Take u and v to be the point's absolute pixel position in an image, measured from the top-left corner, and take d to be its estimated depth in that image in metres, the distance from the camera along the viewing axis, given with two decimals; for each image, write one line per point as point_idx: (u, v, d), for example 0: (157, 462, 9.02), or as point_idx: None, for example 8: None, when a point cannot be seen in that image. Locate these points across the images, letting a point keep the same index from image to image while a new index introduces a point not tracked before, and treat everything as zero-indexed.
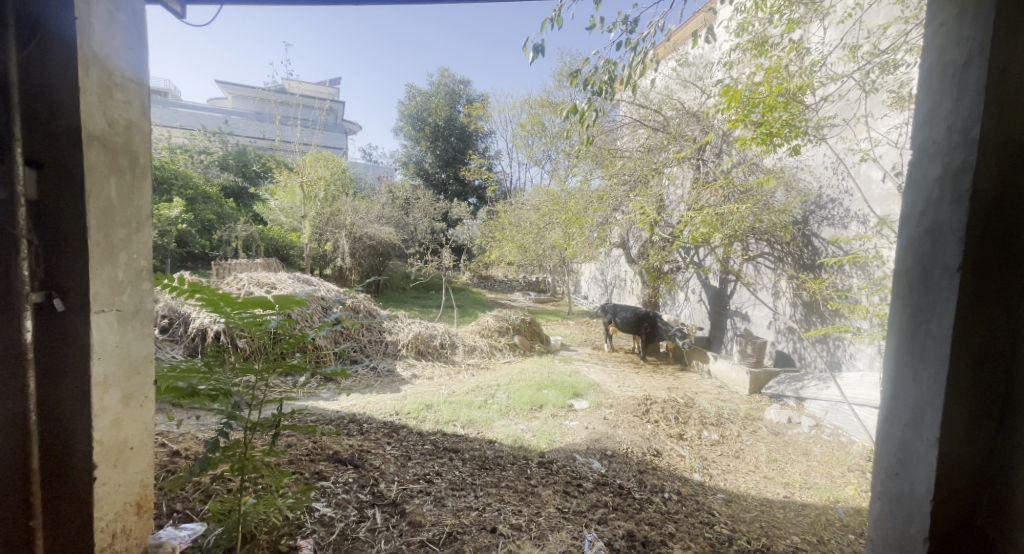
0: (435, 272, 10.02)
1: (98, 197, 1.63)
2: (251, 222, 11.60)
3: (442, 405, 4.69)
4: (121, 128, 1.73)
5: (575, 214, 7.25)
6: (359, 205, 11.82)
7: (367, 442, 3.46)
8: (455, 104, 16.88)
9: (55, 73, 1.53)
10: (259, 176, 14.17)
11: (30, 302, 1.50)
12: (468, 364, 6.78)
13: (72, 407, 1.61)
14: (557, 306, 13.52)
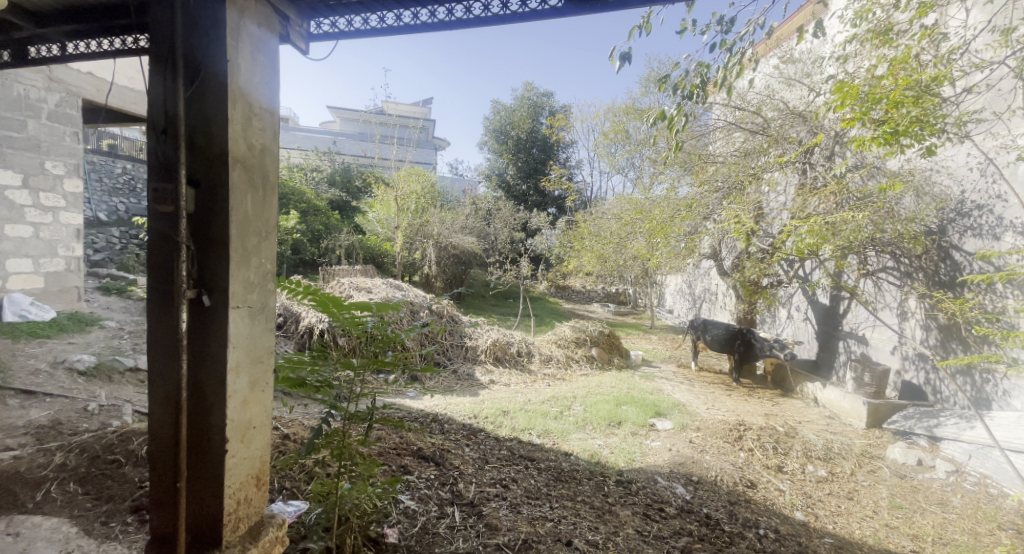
0: (513, 281, 10.12)
1: (238, 210, 1.88)
2: (354, 232, 12.69)
3: (518, 413, 4.74)
4: (258, 151, 2.00)
5: (660, 224, 6.85)
6: (446, 216, 12.40)
7: (448, 441, 3.61)
8: (538, 117, 17.10)
9: (211, 107, 1.84)
10: (362, 191, 15.47)
11: (186, 298, 1.83)
12: (545, 375, 6.76)
13: (213, 388, 1.87)
14: (639, 319, 12.98)
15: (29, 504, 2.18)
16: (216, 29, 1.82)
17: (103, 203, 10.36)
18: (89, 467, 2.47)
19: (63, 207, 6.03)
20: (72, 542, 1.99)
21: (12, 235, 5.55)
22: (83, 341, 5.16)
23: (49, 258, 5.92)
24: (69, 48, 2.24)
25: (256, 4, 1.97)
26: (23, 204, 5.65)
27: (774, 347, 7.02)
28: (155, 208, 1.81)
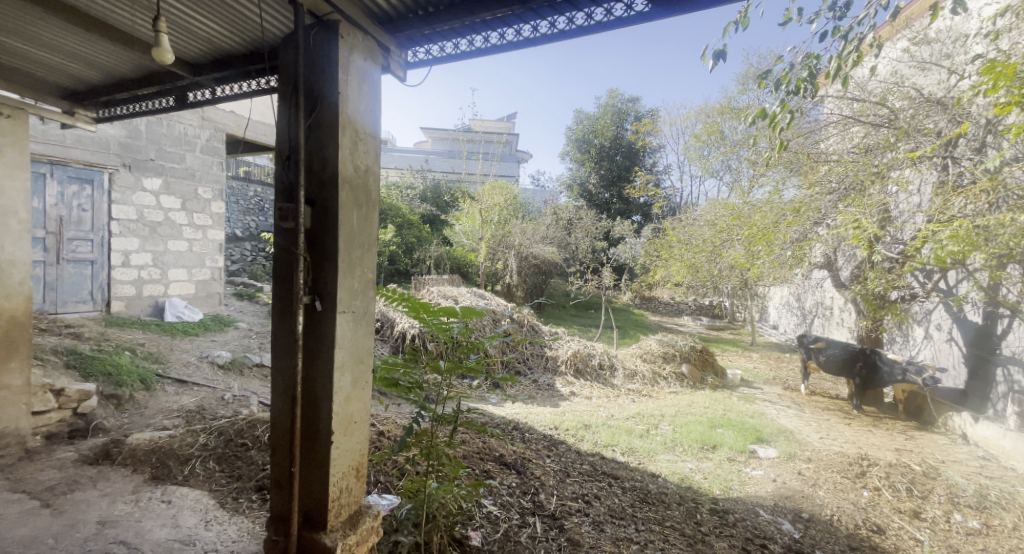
0: (595, 291, 9.82)
1: (345, 225, 2.07)
2: (443, 243, 13.26)
3: (601, 427, 4.61)
4: (363, 171, 2.18)
5: (761, 231, 6.20)
6: (527, 227, 12.46)
7: (529, 450, 3.62)
8: (623, 123, 15.97)
9: (324, 134, 2.05)
10: (451, 205, 15.98)
11: (303, 303, 2.04)
12: (628, 390, 6.51)
13: (322, 385, 2.05)
14: (737, 335, 11.94)
15: (179, 477, 2.61)
16: (329, 66, 2.03)
17: (239, 221, 12.00)
18: (225, 448, 2.88)
19: (210, 226, 7.13)
20: (210, 512, 2.33)
21: (173, 250, 6.69)
22: (221, 339, 6.04)
23: (199, 269, 7.05)
24: (218, 91, 2.62)
25: (364, 39, 2.17)
26: (183, 224, 6.79)
27: (907, 371, 5.98)
28: (280, 225, 2.05)
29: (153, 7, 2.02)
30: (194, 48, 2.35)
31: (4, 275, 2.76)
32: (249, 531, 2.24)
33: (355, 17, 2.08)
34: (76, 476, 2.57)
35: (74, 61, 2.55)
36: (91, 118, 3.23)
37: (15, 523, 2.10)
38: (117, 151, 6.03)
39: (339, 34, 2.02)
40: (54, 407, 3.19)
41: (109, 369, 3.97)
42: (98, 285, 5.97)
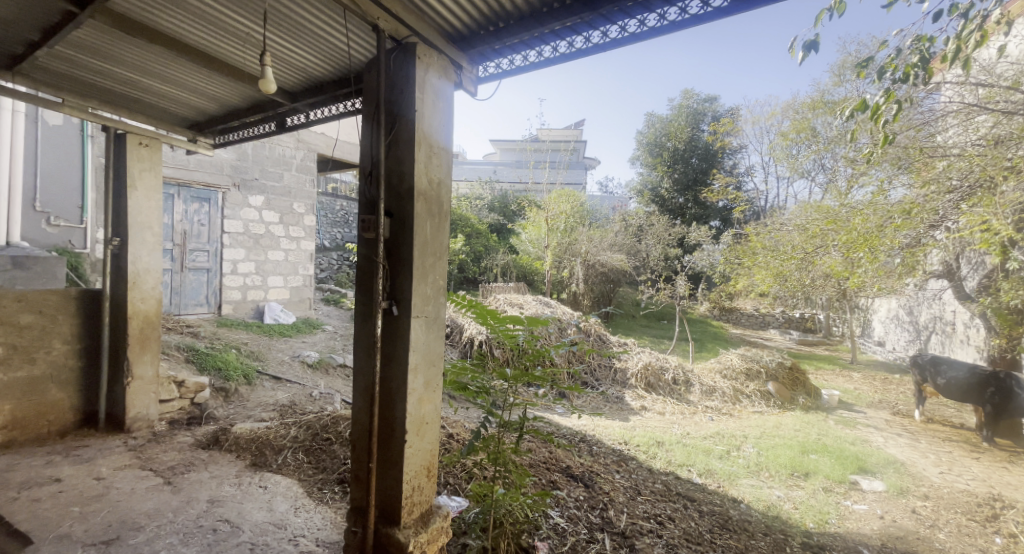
0: (668, 301, 9.19)
1: (419, 235, 2.17)
2: (509, 251, 13.26)
3: (675, 445, 4.36)
4: (437, 183, 2.27)
5: (863, 236, 5.62)
6: (594, 234, 11.89)
7: (598, 464, 3.52)
8: (700, 124, 14.65)
9: (402, 148, 2.16)
10: (517, 214, 15.87)
11: (381, 308, 2.16)
12: (706, 407, 6.13)
13: (397, 385, 2.15)
14: (834, 352, 10.73)
15: (274, 465, 2.87)
16: (408, 86, 2.16)
17: (327, 232, 12.91)
18: (312, 441, 3.12)
19: (303, 237, 7.83)
20: (299, 500, 2.54)
21: (273, 259, 7.43)
22: (310, 340, 6.59)
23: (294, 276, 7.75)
24: (310, 115, 2.88)
25: (437, 58, 2.27)
26: (282, 235, 7.52)
27: None
28: (364, 235, 2.20)
29: (259, 41, 2.28)
30: (291, 77, 2.61)
31: (142, 281, 3.24)
32: (332, 520, 2.41)
33: (432, 38, 2.19)
34: (192, 458, 2.93)
35: (195, 95, 2.92)
36: (208, 144, 3.60)
37: (144, 496, 2.43)
38: (229, 173, 6.83)
39: (416, 56, 2.14)
40: (177, 395, 3.66)
41: (219, 364, 4.50)
42: (212, 290, 6.78)
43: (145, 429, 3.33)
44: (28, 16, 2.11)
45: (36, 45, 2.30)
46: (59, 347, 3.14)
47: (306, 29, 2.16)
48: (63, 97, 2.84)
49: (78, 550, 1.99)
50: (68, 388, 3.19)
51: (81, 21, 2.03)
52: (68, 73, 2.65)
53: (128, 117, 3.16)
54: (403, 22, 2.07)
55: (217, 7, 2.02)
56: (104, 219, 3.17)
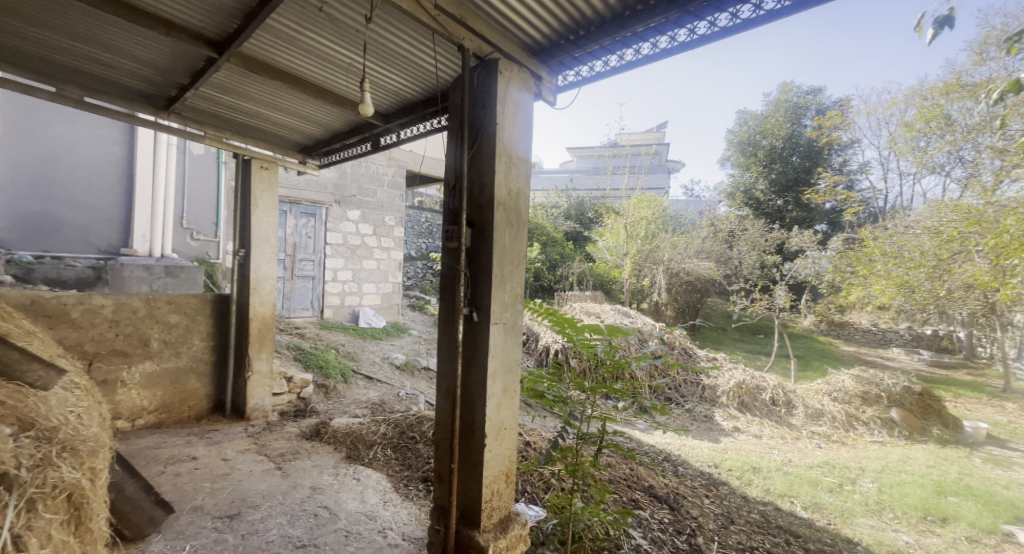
0: (767, 313, 8.25)
1: (498, 244, 2.22)
2: (584, 259, 12.64)
3: (774, 472, 3.96)
4: (515, 193, 2.30)
5: (1018, 240, 4.67)
6: (678, 240, 10.77)
7: (684, 487, 3.30)
8: (801, 120, 13.27)
9: (483, 160, 2.23)
10: (594, 222, 14.87)
11: (462, 314, 2.23)
12: (812, 433, 5.53)
13: (477, 390, 2.20)
14: (980, 376, 9.05)
15: (365, 460, 3.08)
16: (490, 100, 2.22)
17: (414, 243, 13.42)
18: (399, 438, 3.31)
19: (394, 247, 8.38)
20: (387, 494, 2.70)
21: (368, 268, 8.03)
22: (399, 344, 7.02)
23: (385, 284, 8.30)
24: (401, 134, 3.08)
25: (518, 71, 2.32)
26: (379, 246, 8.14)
27: None
28: (446, 244, 2.29)
29: (358, 70, 2.50)
30: (385, 100, 2.82)
31: (262, 286, 3.71)
32: (416, 516, 2.53)
33: (512, 52, 2.25)
34: (298, 447, 3.24)
35: (306, 122, 3.27)
36: (315, 164, 3.99)
37: (258, 479, 2.74)
38: (332, 191, 7.51)
39: (498, 71, 2.21)
40: (288, 389, 4.08)
41: (321, 362, 4.96)
42: (316, 295, 7.47)
43: (261, 418, 3.76)
44: (180, 64, 2.51)
45: (186, 87, 2.73)
46: (198, 343, 3.67)
47: (400, 56, 2.33)
48: (205, 130, 3.33)
49: (207, 521, 2.29)
50: (203, 378, 3.70)
51: (219, 64, 2.37)
52: (209, 109, 3.10)
53: (253, 144, 3.61)
54: (485, 39, 2.14)
55: (324, 42, 2.24)
56: (234, 234, 3.66)
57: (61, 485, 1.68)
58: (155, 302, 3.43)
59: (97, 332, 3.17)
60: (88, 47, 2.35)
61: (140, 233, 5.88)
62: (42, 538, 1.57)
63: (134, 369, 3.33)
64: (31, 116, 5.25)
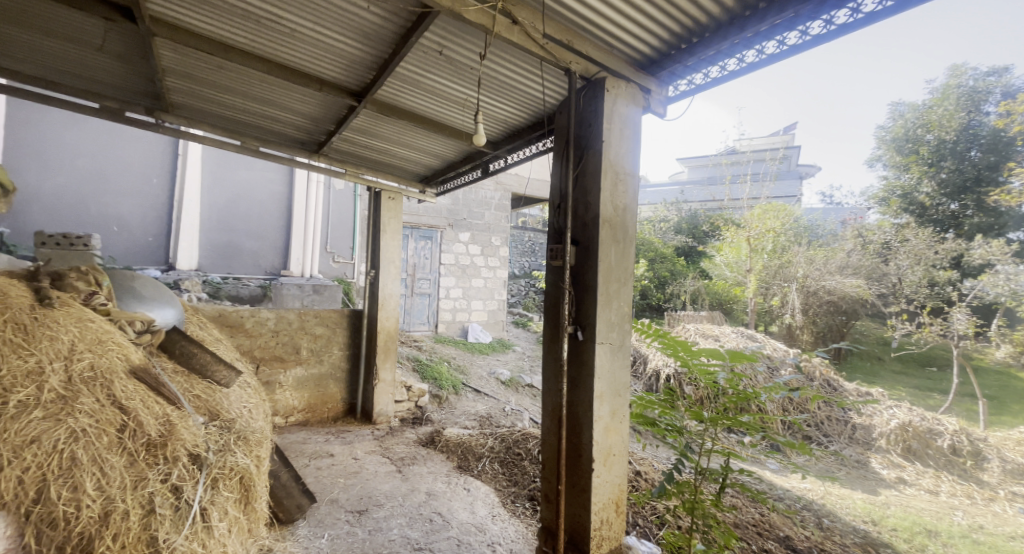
0: (942, 341, 6.74)
1: (604, 261, 2.18)
2: (699, 274, 10.86)
3: (957, 540, 3.19)
4: (621, 210, 2.26)
5: None
6: (816, 255, 8.75)
7: (830, 542, 2.87)
8: (984, 106, 9.38)
9: (588, 179, 2.23)
10: (709, 235, 12.07)
11: (567, 333, 2.22)
12: (1013, 495, 4.37)
13: (584, 411, 2.16)
14: None
15: (475, 471, 3.19)
16: (596, 119, 2.22)
17: (517, 261, 12.24)
18: (506, 454, 3.41)
19: (500, 267, 8.58)
20: (496, 508, 2.75)
21: (476, 285, 8.36)
22: (503, 359, 7.20)
23: (490, 301, 8.49)
24: (509, 159, 3.21)
25: (625, 86, 2.30)
26: (492, 265, 8.46)
27: None
28: (551, 263, 2.32)
29: (471, 104, 2.69)
30: (494, 129, 2.99)
31: (388, 303, 4.18)
32: (524, 535, 2.53)
33: (620, 70, 2.24)
34: (416, 453, 3.47)
35: (427, 155, 3.59)
36: (432, 192, 4.33)
37: (381, 479, 2.98)
38: (446, 215, 8.05)
39: (605, 89, 2.21)
40: (407, 397, 4.44)
41: (435, 375, 5.30)
42: (431, 311, 8.01)
43: (385, 423, 4.13)
44: (330, 113, 2.95)
45: (332, 132, 3.19)
46: (337, 352, 4.17)
47: (509, 86, 2.47)
48: (346, 167, 3.84)
49: (341, 514, 2.55)
50: (340, 383, 4.19)
51: (358, 110, 2.74)
52: (351, 150, 3.57)
53: (382, 177, 4.05)
54: (592, 61, 2.17)
55: (442, 81, 2.47)
56: (368, 257, 4.20)
57: (237, 467, 2.03)
58: (305, 316, 3.99)
59: (263, 340, 3.78)
60: (264, 107, 2.90)
61: (297, 259, 7.00)
62: (222, 512, 1.91)
63: (287, 373, 3.89)
64: (223, 167, 6.54)
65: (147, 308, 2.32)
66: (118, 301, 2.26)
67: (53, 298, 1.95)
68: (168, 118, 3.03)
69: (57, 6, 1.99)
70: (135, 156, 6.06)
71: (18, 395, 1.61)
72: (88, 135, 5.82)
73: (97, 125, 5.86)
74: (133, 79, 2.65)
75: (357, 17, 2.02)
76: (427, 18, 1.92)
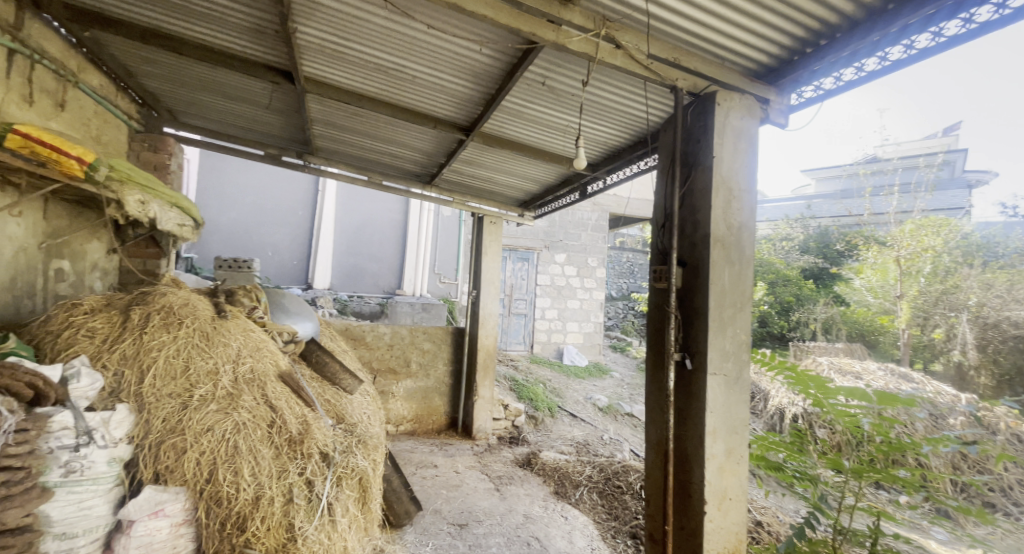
0: None
1: (716, 283, 2.03)
2: (835, 303, 8.24)
3: None
4: (736, 229, 2.08)
5: None
6: (998, 275, 6.31)
7: None
8: None
9: (698, 197, 2.11)
10: (845, 256, 8.94)
11: (674, 360, 2.08)
12: None
13: (694, 446, 2.00)
14: None
15: (573, 499, 3.11)
16: (706, 134, 2.11)
17: (614, 282, 11.55)
18: (605, 485, 3.29)
19: (596, 288, 8.28)
20: (595, 541, 2.63)
21: (571, 307, 8.17)
22: (601, 385, 6.92)
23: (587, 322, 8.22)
24: (608, 180, 3.17)
25: (739, 98, 2.14)
26: (591, 286, 8.24)
27: None
28: (657, 286, 2.21)
29: (572, 129, 2.72)
30: (594, 152, 2.98)
31: (488, 322, 4.33)
32: None
33: (732, 81, 2.10)
34: (513, 473, 3.49)
35: (529, 181, 3.70)
36: (531, 215, 4.43)
37: (481, 495, 3.05)
38: (542, 237, 8.09)
39: (716, 103, 2.09)
40: (505, 416, 4.49)
41: (532, 396, 5.32)
42: (528, 330, 7.99)
43: (484, 440, 4.24)
44: (441, 147, 3.19)
45: (442, 165, 3.44)
46: (441, 367, 4.39)
47: (611, 109, 2.45)
48: (453, 195, 4.12)
49: (444, 525, 2.66)
50: (444, 397, 4.39)
51: (466, 142, 2.93)
52: (458, 180, 3.83)
53: (484, 203, 4.27)
54: (700, 75, 2.07)
55: (545, 109, 2.54)
56: (469, 277, 4.45)
57: (357, 469, 2.23)
58: (415, 332, 4.29)
59: (380, 352, 4.14)
60: (386, 145, 3.25)
61: (411, 279, 7.60)
62: (344, 508, 2.12)
63: (399, 384, 4.20)
64: (352, 199, 7.47)
65: (292, 320, 2.78)
66: (271, 315, 2.74)
67: (226, 311, 2.36)
68: (313, 160, 3.57)
69: (241, 76, 2.49)
70: (288, 193, 7.20)
71: (199, 390, 1.94)
72: (255, 178, 7.05)
73: (260, 169, 7.08)
74: (289, 129, 3.17)
75: (470, 60, 2.19)
76: (532, 53, 2.00)
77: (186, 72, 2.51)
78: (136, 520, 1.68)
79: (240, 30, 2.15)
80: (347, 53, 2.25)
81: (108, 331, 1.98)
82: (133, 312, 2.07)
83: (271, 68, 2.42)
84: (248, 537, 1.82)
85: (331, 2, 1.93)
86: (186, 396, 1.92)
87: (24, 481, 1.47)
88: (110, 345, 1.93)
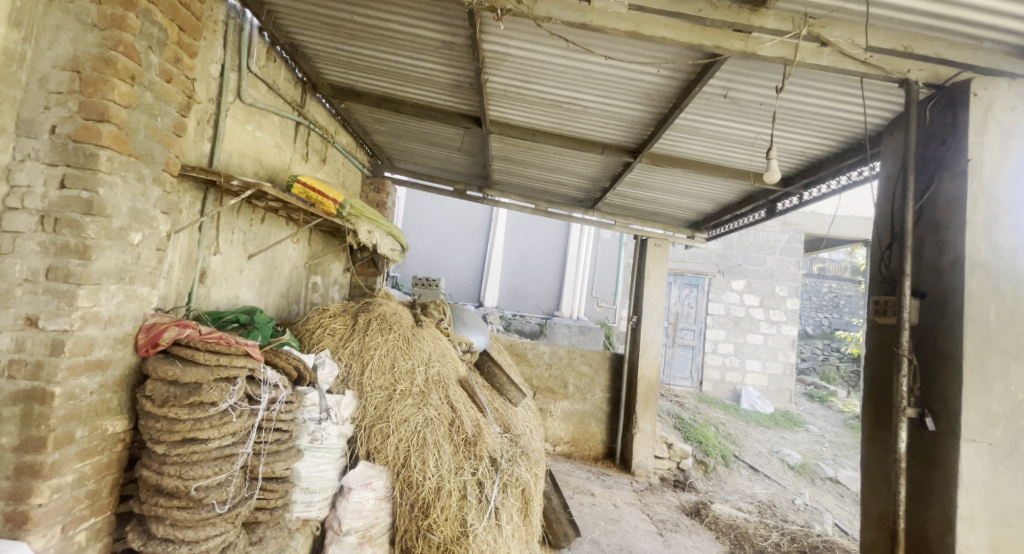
0: None
1: (976, 322, 1.52)
2: None
3: None
4: (1007, 252, 1.55)
5: None
6: None
7: None
8: None
9: (943, 210, 1.64)
10: None
11: (908, 417, 1.61)
12: None
13: (941, 533, 1.51)
14: None
15: None
16: (956, 133, 1.64)
17: (812, 317, 9.77)
18: None
19: (785, 321, 7.02)
20: None
21: (752, 342, 7.07)
22: (792, 438, 5.79)
23: (773, 362, 7.01)
24: (805, 196, 2.72)
25: (1007, 86, 1.63)
26: (780, 319, 7.03)
27: None
28: (880, 321, 1.77)
29: (761, 141, 2.43)
30: (788, 164, 2.59)
31: (649, 350, 4.14)
32: None
33: (994, 64, 1.61)
34: (679, 520, 3.19)
35: (701, 201, 3.42)
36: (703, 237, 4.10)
37: (642, 536, 2.88)
38: (716, 262, 7.24)
39: (970, 95, 1.62)
40: (668, 455, 4.21)
41: (702, 439, 4.81)
42: (695, 366, 7.20)
43: (644, 477, 4.02)
44: (606, 172, 3.20)
45: (608, 188, 3.44)
46: (599, 394, 4.30)
47: (811, 114, 2.12)
48: (616, 218, 4.08)
49: None
50: (602, 425, 4.28)
51: (634, 164, 2.89)
52: (622, 203, 3.78)
53: (649, 225, 4.12)
54: (941, 62, 1.64)
55: (728, 123, 2.31)
56: (630, 303, 4.38)
57: (521, 479, 2.34)
58: (573, 354, 4.30)
59: (539, 371, 4.26)
60: (551, 173, 3.41)
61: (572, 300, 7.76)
62: (509, 516, 2.23)
63: (557, 404, 4.25)
64: (526, 226, 8.01)
65: (469, 332, 3.20)
66: (453, 327, 3.17)
67: (422, 321, 2.82)
68: (490, 192, 3.99)
69: (442, 125, 2.94)
70: (473, 222, 8.07)
71: (401, 385, 2.32)
72: (447, 211, 8.10)
73: (450, 203, 8.10)
74: (473, 167, 3.59)
75: (645, 82, 2.14)
76: (714, 64, 1.84)
77: (404, 126, 3.08)
78: (353, 488, 2.00)
79: (443, 87, 2.55)
80: (530, 93, 2.44)
81: (343, 330, 2.52)
82: (359, 317, 2.59)
83: (464, 116, 2.80)
84: (430, 521, 2.06)
85: (517, 51, 2.13)
86: (391, 389, 2.30)
87: (288, 440, 1.90)
88: (343, 342, 2.45)
